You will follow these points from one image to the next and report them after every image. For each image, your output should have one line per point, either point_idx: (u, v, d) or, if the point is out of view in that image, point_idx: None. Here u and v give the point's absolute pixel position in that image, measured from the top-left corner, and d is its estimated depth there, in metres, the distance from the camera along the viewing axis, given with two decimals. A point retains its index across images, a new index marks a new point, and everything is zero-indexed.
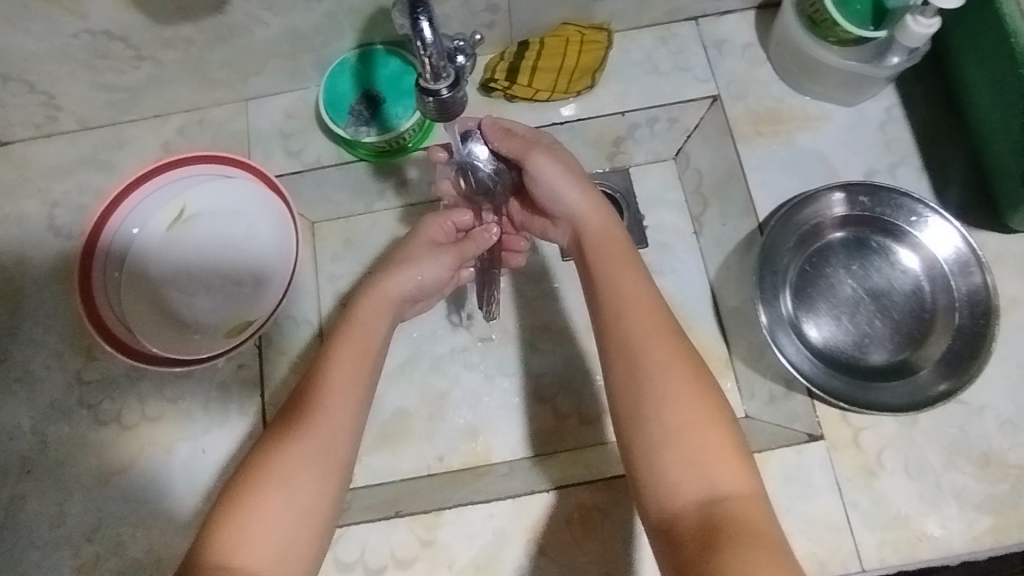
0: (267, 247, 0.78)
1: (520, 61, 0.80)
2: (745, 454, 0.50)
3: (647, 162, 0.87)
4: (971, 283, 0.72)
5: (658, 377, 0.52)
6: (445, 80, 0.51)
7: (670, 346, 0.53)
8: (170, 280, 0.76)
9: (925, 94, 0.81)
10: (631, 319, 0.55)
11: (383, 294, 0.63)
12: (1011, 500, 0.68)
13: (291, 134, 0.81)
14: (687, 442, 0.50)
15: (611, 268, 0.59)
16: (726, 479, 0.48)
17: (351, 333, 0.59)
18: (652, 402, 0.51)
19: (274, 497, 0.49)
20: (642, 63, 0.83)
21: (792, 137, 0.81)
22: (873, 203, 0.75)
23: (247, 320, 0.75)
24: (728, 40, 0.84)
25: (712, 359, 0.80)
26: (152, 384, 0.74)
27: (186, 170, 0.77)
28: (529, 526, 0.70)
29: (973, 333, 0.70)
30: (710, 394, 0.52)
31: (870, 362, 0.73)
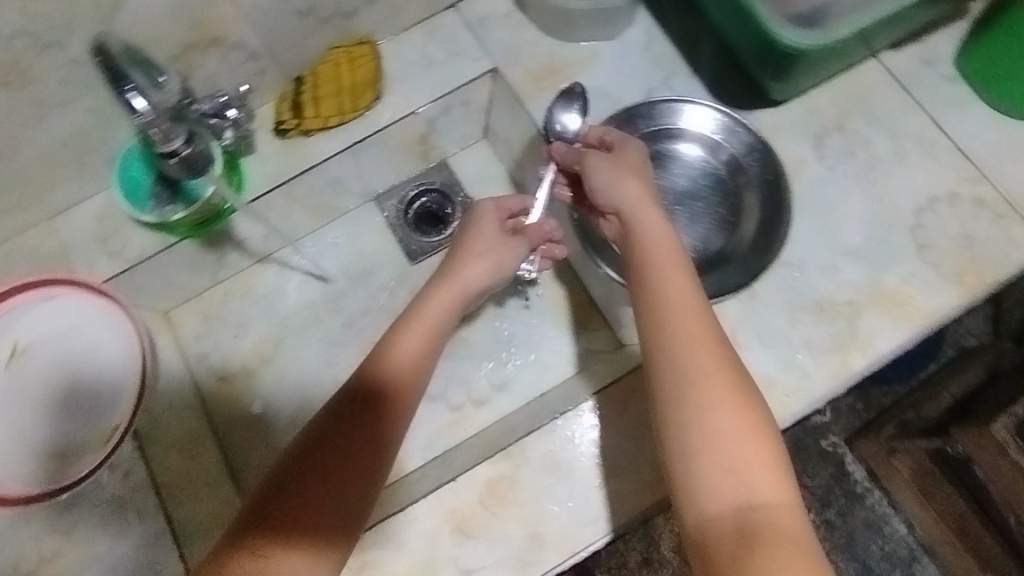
0: (113, 351, 0.78)
1: (301, 95, 0.83)
2: (784, 468, 0.53)
3: (460, 150, 0.94)
4: (744, 142, 0.82)
5: (699, 385, 0.56)
6: None
7: (712, 354, 0.57)
8: (24, 416, 0.75)
9: (672, 9, 0.88)
10: (676, 326, 0.59)
11: (456, 290, 0.72)
12: (850, 332, 0.76)
13: (107, 235, 0.81)
14: (719, 452, 0.53)
15: (661, 273, 0.62)
16: (763, 487, 0.52)
17: (412, 322, 0.68)
18: (694, 406, 0.55)
19: (297, 536, 0.54)
20: (417, 61, 0.87)
21: (571, 82, 0.86)
22: (640, 123, 0.82)
23: (114, 427, 0.76)
24: (488, 16, 0.89)
25: (576, 304, 0.87)
26: (40, 523, 0.73)
27: (7, 304, 0.76)
28: (448, 516, 0.72)
29: (772, 195, 0.80)
30: (747, 396, 0.56)
31: (705, 253, 0.80)
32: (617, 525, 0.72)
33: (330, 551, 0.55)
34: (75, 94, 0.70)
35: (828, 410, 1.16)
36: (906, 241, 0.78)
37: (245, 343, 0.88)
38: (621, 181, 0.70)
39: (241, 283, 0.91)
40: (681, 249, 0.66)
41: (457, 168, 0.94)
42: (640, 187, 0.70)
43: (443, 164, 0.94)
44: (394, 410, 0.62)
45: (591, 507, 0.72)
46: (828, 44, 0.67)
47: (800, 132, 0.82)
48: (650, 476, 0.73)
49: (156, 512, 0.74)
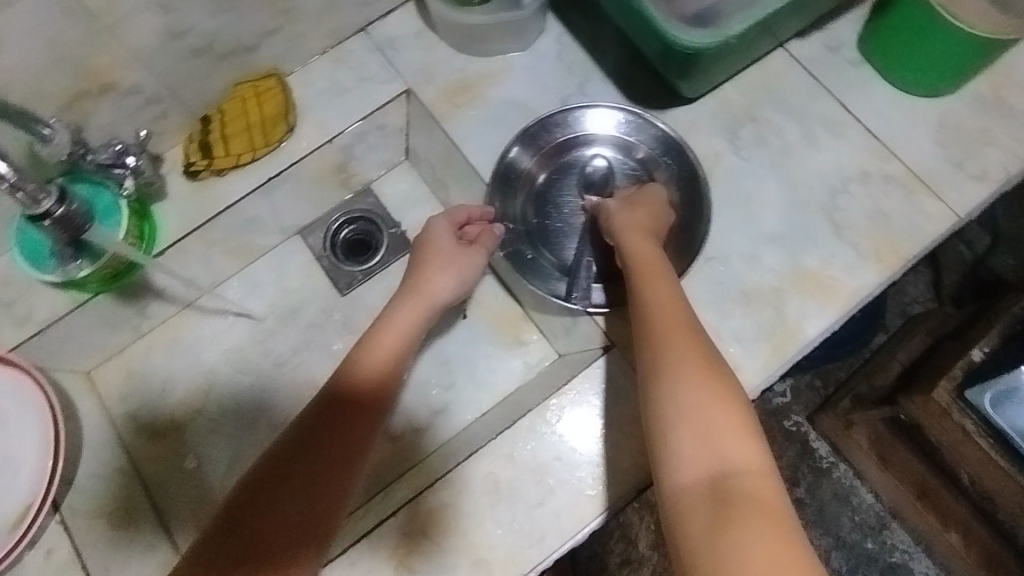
0: (19, 424, 0.74)
1: (208, 135, 0.80)
2: (756, 437, 0.55)
3: (382, 174, 0.92)
4: (653, 134, 0.82)
5: (676, 365, 0.59)
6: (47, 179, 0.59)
7: (690, 341, 0.61)
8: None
9: (581, 15, 0.87)
10: (657, 310, 0.64)
11: (419, 299, 0.72)
12: (778, 319, 0.76)
13: (10, 301, 0.76)
14: (696, 422, 0.56)
15: (643, 282, 0.67)
16: (738, 456, 0.53)
17: (392, 321, 0.70)
18: (666, 386, 0.58)
19: (277, 536, 0.56)
20: (328, 89, 0.84)
21: (483, 96, 0.85)
22: (547, 137, 0.83)
23: (25, 507, 0.71)
24: (398, 36, 0.86)
25: (508, 318, 0.87)
26: None
27: None
28: (391, 553, 0.70)
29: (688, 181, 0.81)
30: (723, 380, 0.58)
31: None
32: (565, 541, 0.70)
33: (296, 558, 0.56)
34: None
35: (787, 390, 1.18)
36: (824, 224, 0.79)
37: (173, 395, 0.85)
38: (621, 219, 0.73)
39: (163, 334, 0.87)
40: (661, 256, 0.70)
41: (382, 194, 0.92)
42: (644, 242, 0.71)
43: (367, 190, 0.92)
44: (372, 409, 0.64)
45: (536, 525, 0.71)
46: (718, 43, 0.68)
47: (716, 128, 0.83)
48: (594, 487, 0.72)
49: None
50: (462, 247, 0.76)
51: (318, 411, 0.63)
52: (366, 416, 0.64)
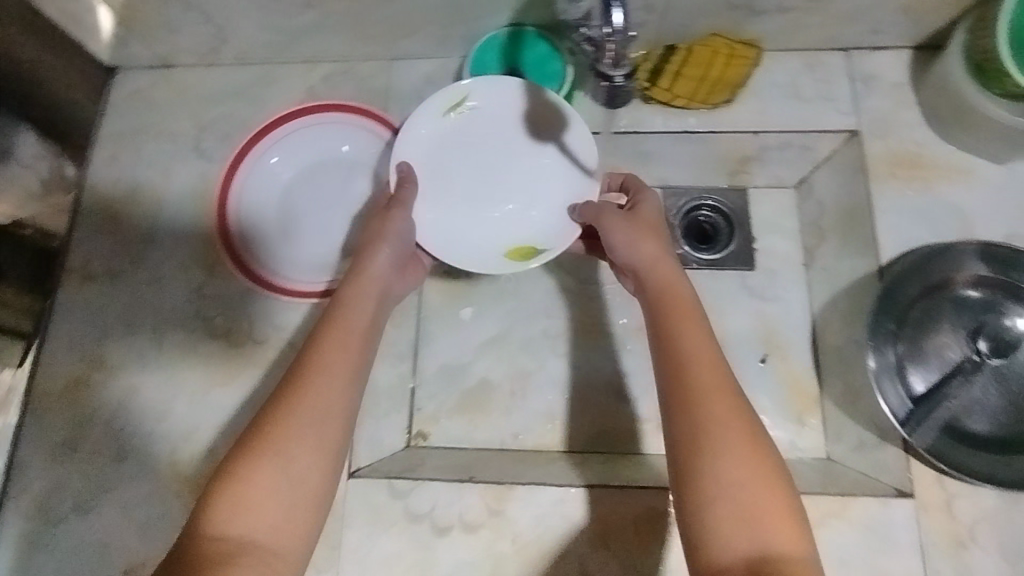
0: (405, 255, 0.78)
1: (664, 64, 0.82)
2: (799, 516, 0.51)
3: (765, 186, 0.88)
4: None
5: (719, 424, 0.54)
6: (620, 70, 0.62)
7: (729, 406, 0.55)
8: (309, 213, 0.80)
9: None
10: (697, 379, 0.56)
11: (368, 280, 0.66)
12: None
13: (428, 99, 0.85)
14: (747, 499, 0.51)
15: (678, 324, 0.60)
16: (794, 544, 0.49)
17: (343, 301, 0.64)
18: (710, 470, 0.52)
19: (298, 450, 0.54)
20: (784, 86, 0.84)
21: (931, 185, 0.79)
22: (1009, 268, 0.71)
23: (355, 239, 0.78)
24: (877, 77, 0.83)
25: (801, 391, 0.80)
26: (267, 307, 0.78)
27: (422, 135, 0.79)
28: (595, 518, 0.69)
29: None
30: (771, 459, 0.53)
31: (974, 406, 0.70)
32: None
33: (309, 521, 0.53)
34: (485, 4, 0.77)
35: None
36: None
37: None
38: (637, 242, 0.67)
39: None
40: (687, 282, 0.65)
41: (755, 203, 0.88)
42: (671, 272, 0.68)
43: (743, 193, 0.89)
44: (341, 338, 0.61)
45: None
46: None
47: None
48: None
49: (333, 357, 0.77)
50: (636, 219, 0.69)
51: (318, 330, 0.62)
52: (349, 336, 0.61)
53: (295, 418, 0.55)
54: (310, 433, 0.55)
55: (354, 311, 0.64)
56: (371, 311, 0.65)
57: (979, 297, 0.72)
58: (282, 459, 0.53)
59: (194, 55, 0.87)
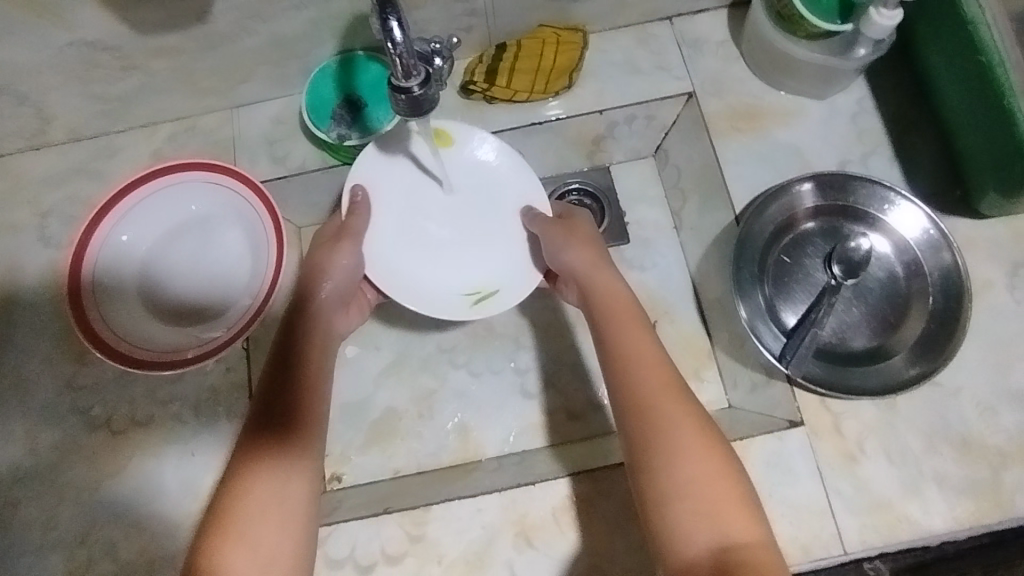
0: (214, 326, 0.77)
1: (499, 62, 0.81)
2: (755, 508, 0.52)
3: (628, 160, 0.92)
4: (942, 265, 0.74)
5: (670, 419, 0.56)
6: (415, 78, 0.54)
7: (678, 397, 0.58)
8: (174, 278, 0.79)
9: (895, 86, 0.82)
10: (638, 369, 0.60)
11: (323, 331, 0.69)
12: (988, 480, 0.70)
13: (277, 140, 0.83)
14: (697, 490, 0.52)
15: (617, 326, 0.64)
16: (739, 530, 0.50)
17: (314, 377, 0.65)
18: (662, 454, 0.54)
19: (256, 510, 0.53)
20: (619, 62, 0.85)
21: (765, 131, 0.82)
22: (843, 192, 0.76)
23: (220, 300, 0.78)
24: (703, 38, 0.86)
25: (694, 347, 0.84)
26: (145, 388, 0.76)
27: (261, 212, 0.79)
28: (516, 517, 0.71)
29: (946, 315, 0.72)
30: (718, 443, 0.55)
31: (840, 331, 0.75)
32: None
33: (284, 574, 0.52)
34: (310, 35, 0.76)
35: None
36: None
37: None
38: (575, 252, 0.72)
39: None
40: (624, 288, 0.68)
41: (619, 178, 0.91)
42: (590, 253, 0.71)
43: (606, 171, 0.92)
44: (309, 402, 0.63)
45: None
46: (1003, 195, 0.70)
47: (998, 256, 0.76)
48: None
49: (220, 422, 0.76)
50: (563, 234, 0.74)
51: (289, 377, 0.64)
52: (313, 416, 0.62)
53: (262, 493, 0.54)
54: (259, 523, 0.53)
55: (317, 365, 0.66)
56: (326, 360, 0.68)
57: (822, 228, 0.77)
58: (246, 542, 0.51)
59: (18, 140, 0.82)
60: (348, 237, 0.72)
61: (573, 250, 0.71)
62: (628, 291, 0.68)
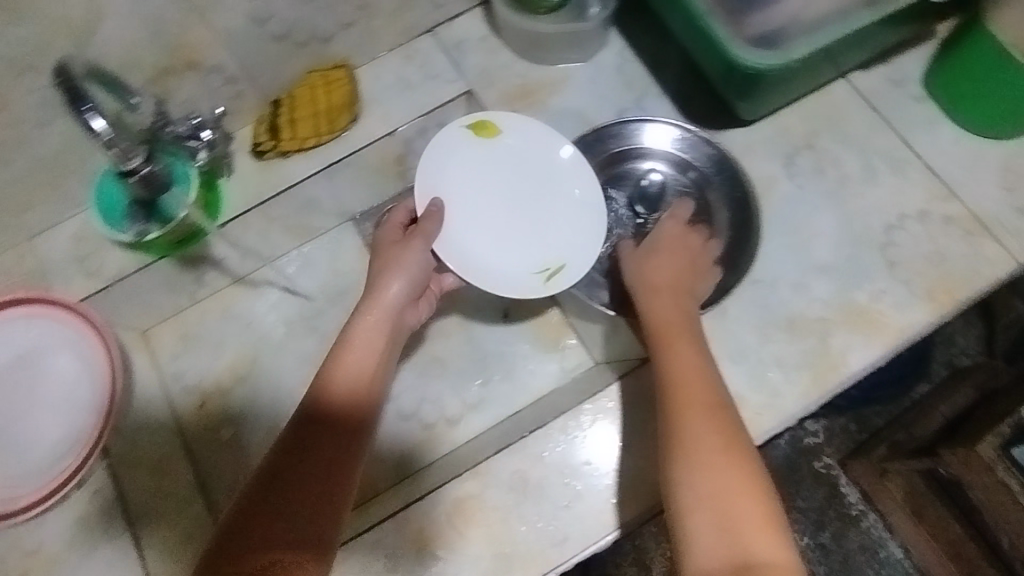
0: (62, 458, 0.77)
1: (278, 117, 0.85)
2: (778, 525, 0.56)
3: None
4: (710, 154, 0.83)
5: (692, 446, 0.60)
6: (142, 163, 0.70)
7: (709, 415, 0.62)
8: (14, 420, 0.78)
9: (644, 30, 0.88)
10: (688, 387, 0.64)
11: (333, 383, 0.64)
12: (820, 349, 0.75)
13: (85, 255, 0.83)
14: (712, 504, 0.56)
15: (666, 347, 0.68)
16: (761, 549, 0.54)
17: (350, 449, 0.60)
18: (684, 472, 0.59)
19: None
20: (394, 84, 0.89)
21: (543, 104, 0.87)
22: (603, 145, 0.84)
23: (65, 429, 0.78)
24: (465, 39, 0.90)
25: (549, 321, 0.86)
26: (9, 541, 0.74)
27: (85, 334, 0.79)
28: (415, 534, 0.72)
29: (738, 192, 0.82)
30: (744, 462, 0.59)
31: None
32: (581, 545, 0.71)
33: None
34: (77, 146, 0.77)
35: (819, 429, 1.14)
36: (877, 259, 0.79)
37: (221, 361, 0.86)
38: (660, 257, 0.75)
39: (208, 308, 0.88)
40: (687, 318, 0.71)
41: None
42: (670, 263, 0.74)
43: None
44: (341, 481, 0.59)
45: (559, 527, 0.72)
46: (748, 97, 0.74)
47: (771, 152, 0.83)
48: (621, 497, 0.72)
49: (94, 549, 0.74)
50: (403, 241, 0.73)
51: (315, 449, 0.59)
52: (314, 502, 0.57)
53: None
54: None
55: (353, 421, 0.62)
56: (376, 404, 0.66)
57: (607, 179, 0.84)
58: None
59: None
60: (419, 237, 0.73)
61: (653, 262, 0.75)
62: (688, 311, 0.72)
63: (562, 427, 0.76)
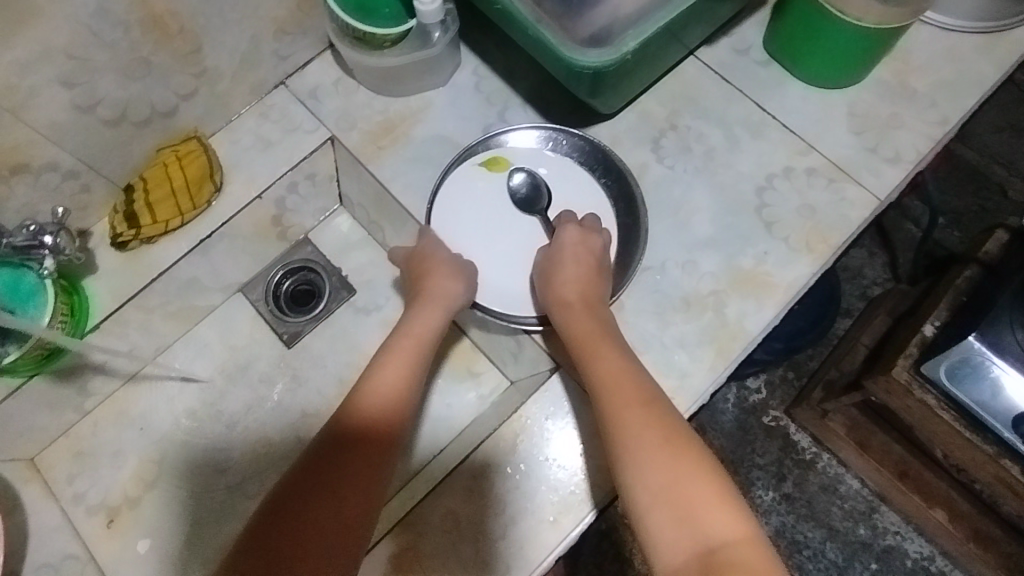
0: None
1: (133, 204, 0.80)
2: (733, 502, 0.56)
3: (320, 222, 0.93)
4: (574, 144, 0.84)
5: (633, 443, 0.61)
6: None
7: (641, 412, 0.63)
8: None
9: (495, 44, 0.88)
10: (616, 388, 0.65)
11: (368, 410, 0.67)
12: (717, 322, 0.78)
13: None
14: (667, 495, 0.57)
15: (590, 355, 0.69)
16: (721, 527, 0.54)
17: (369, 474, 0.63)
18: (632, 471, 0.59)
19: None
20: (253, 144, 0.85)
21: (409, 136, 0.85)
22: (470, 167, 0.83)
23: None
24: (319, 85, 0.87)
25: (458, 350, 0.88)
26: None
27: None
28: None
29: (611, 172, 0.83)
30: (686, 448, 0.60)
31: None
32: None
33: None
34: None
35: (761, 386, 1.21)
36: (754, 223, 0.81)
37: (125, 470, 0.84)
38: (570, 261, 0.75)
39: (103, 415, 0.86)
40: (602, 322, 0.72)
41: (320, 242, 0.93)
42: (582, 271, 0.74)
43: (306, 241, 0.93)
44: (357, 499, 0.61)
45: (500, 558, 0.71)
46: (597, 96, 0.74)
47: (639, 141, 0.85)
48: (554, 513, 0.72)
49: None
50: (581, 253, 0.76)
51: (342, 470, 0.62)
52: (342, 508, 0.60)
53: None
54: None
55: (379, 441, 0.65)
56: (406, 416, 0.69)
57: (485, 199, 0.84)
58: None
59: None
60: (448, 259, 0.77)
61: (567, 270, 0.75)
62: (605, 316, 0.73)
63: (485, 454, 0.75)
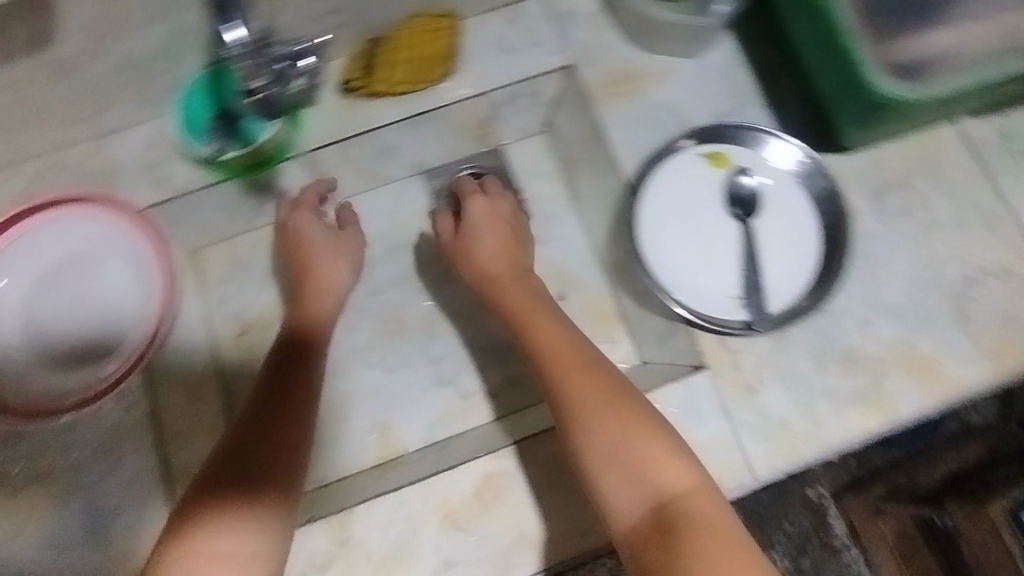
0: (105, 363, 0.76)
1: (374, 57, 0.82)
2: (678, 458, 0.60)
3: (517, 139, 0.92)
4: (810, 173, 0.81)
5: (584, 404, 0.64)
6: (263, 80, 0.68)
7: (585, 377, 0.65)
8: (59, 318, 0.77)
9: (756, 37, 0.86)
10: (557, 358, 0.68)
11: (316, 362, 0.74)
12: (874, 390, 0.75)
13: (155, 163, 0.80)
14: (616, 463, 0.60)
15: (525, 325, 0.73)
16: (673, 479, 0.58)
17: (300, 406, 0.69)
18: (588, 432, 0.62)
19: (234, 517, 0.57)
20: (496, 44, 0.85)
21: (643, 93, 0.85)
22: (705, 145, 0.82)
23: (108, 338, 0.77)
24: (575, 12, 0.87)
25: (601, 312, 0.86)
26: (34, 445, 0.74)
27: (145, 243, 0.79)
28: (441, 501, 0.73)
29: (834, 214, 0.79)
30: (630, 414, 0.63)
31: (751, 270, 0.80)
32: (597, 542, 0.72)
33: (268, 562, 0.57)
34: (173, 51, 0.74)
35: None
36: (946, 310, 0.78)
37: (267, 293, 0.86)
38: (492, 238, 0.80)
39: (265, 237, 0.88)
40: (546, 305, 0.75)
41: (510, 158, 0.92)
42: (500, 246, 0.79)
43: (496, 151, 0.92)
44: (289, 419, 0.67)
45: (585, 519, 0.72)
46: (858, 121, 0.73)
47: (864, 185, 0.82)
48: None
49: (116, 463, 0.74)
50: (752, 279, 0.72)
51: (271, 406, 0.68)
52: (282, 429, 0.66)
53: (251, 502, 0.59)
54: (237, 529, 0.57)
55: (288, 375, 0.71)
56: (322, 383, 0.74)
57: None
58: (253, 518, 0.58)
59: None
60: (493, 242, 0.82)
61: (489, 238, 0.80)
62: (533, 293, 0.77)
63: None
